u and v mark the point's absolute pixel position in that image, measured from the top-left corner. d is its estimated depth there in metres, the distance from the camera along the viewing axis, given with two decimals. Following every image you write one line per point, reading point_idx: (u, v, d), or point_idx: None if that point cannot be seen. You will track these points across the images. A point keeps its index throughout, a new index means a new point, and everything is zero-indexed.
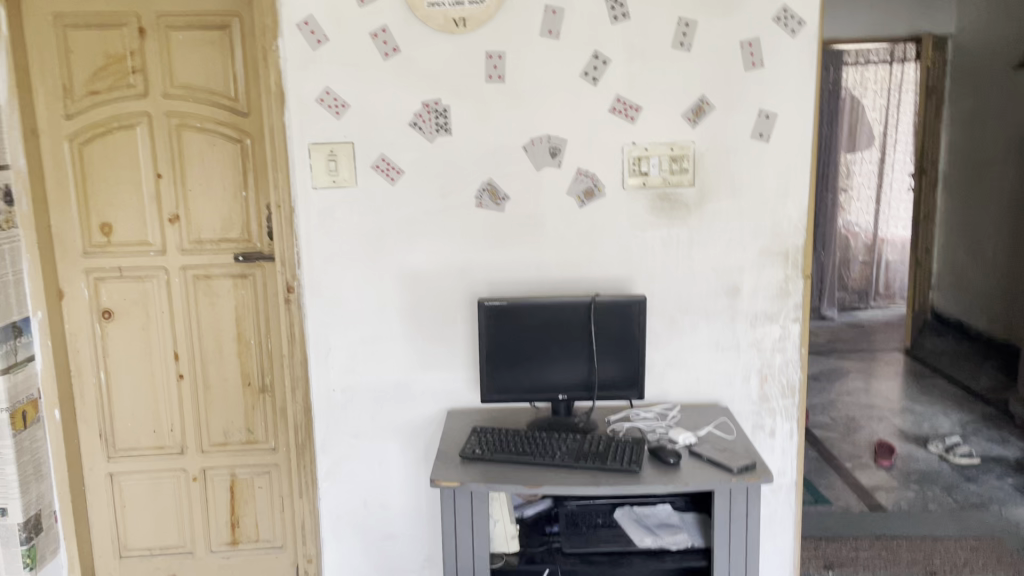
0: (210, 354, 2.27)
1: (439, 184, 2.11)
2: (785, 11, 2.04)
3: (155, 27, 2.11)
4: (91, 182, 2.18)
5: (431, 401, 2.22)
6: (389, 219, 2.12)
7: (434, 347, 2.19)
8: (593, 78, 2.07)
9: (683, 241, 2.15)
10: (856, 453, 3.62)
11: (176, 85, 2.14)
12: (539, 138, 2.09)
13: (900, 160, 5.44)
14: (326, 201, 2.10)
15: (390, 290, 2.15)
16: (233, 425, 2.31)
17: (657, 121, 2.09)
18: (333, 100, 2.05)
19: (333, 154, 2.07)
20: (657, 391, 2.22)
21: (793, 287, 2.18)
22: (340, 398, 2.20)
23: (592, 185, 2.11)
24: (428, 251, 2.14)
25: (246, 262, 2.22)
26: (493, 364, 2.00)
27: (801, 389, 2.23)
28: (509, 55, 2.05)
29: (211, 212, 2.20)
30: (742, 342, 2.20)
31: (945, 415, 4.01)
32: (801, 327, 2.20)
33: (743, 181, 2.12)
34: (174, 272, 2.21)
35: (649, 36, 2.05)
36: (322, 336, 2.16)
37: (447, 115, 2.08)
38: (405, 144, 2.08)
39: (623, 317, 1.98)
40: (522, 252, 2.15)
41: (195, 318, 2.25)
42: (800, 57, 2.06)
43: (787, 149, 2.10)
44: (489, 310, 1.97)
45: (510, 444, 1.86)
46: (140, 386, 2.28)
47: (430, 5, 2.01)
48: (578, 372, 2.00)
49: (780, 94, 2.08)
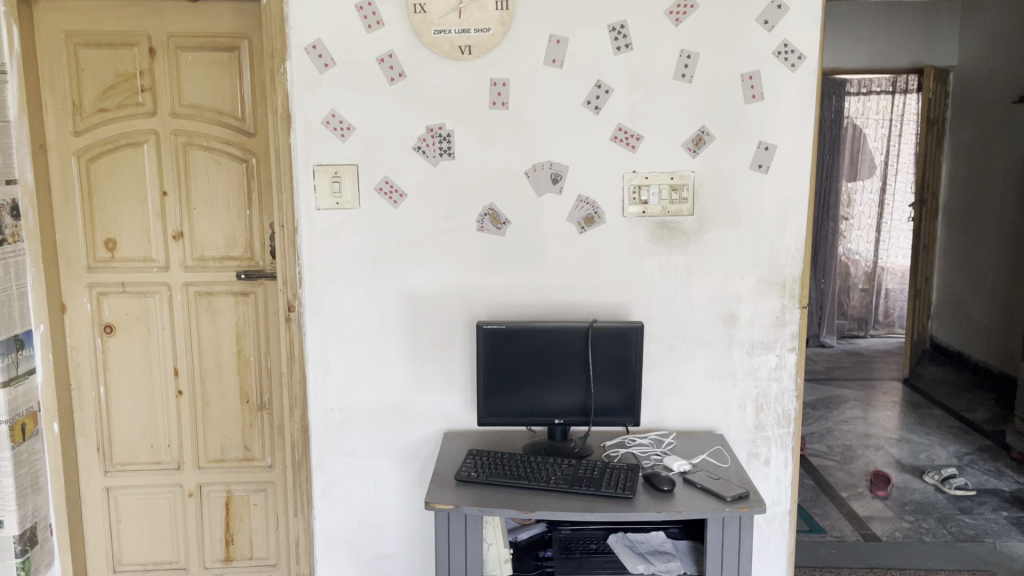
0: (209, 371, 2.29)
1: (441, 208, 2.13)
2: (785, 46, 2.07)
3: (165, 47, 2.15)
4: (97, 198, 2.20)
5: (428, 422, 2.23)
6: (390, 241, 2.14)
7: (432, 369, 2.20)
8: (595, 106, 2.10)
9: (681, 269, 2.17)
10: (852, 482, 3.62)
11: (184, 105, 2.17)
12: (541, 164, 2.12)
13: (900, 190, 5.49)
14: (329, 221, 2.12)
15: (390, 311, 2.17)
16: (230, 442, 2.32)
17: (658, 151, 2.12)
18: (338, 123, 2.08)
19: (337, 175, 2.10)
20: (653, 417, 2.24)
21: (790, 316, 2.19)
22: (337, 417, 2.21)
23: (592, 211, 2.14)
24: (429, 274, 2.16)
25: (248, 280, 2.24)
26: (490, 387, 2.01)
27: (796, 419, 2.24)
28: (513, 83, 2.08)
29: (214, 230, 2.23)
30: (739, 370, 2.22)
31: (941, 446, 4.01)
32: (797, 357, 2.21)
33: (742, 211, 2.14)
34: (176, 288, 2.24)
35: (652, 67, 2.08)
36: (322, 355, 2.18)
37: (451, 140, 2.10)
38: (408, 167, 2.11)
39: (621, 344, 1.99)
40: (521, 276, 2.17)
41: (196, 335, 2.27)
42: (800, 91, 2.09)
43: (786, 181, 2.13)
44: (488, 333, 1.99)
45: (505, 468, 1.87)
46: (139, 401, 2.29)
47: (437, 32, 2.04)
48: (574, 397, 2.02)
49: (779, 126, 2.11)
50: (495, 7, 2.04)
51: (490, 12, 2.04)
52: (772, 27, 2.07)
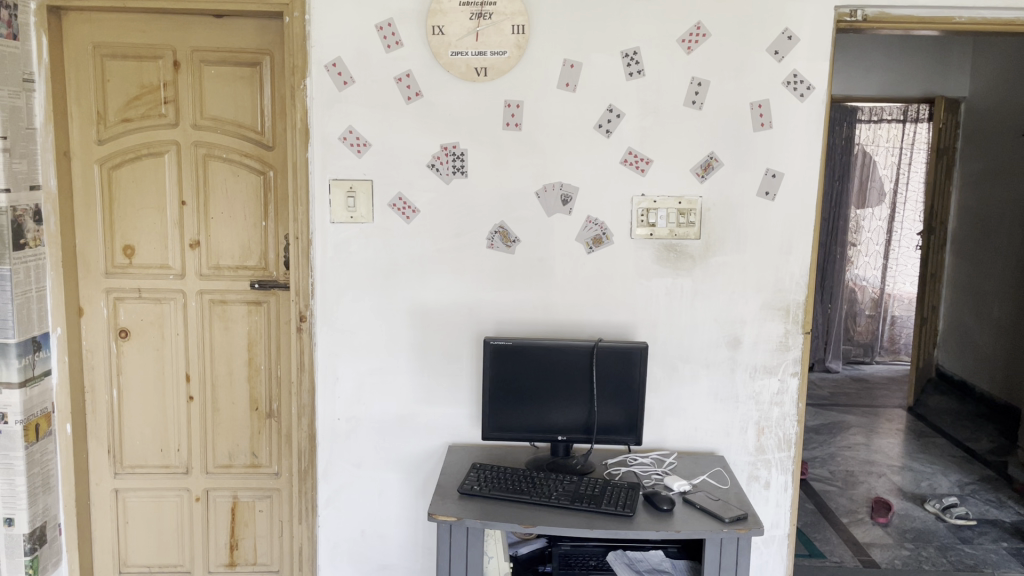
0: (220, 378, 2.33)
1: (452, 224, 2.18)
2: (796, 76, 2.12)
3: (189, 61, 2.20)
4: (117, 205, 2.25)
5: (433, 435, 2.26)
6: (402, 255, 2.18)
7: (440, 382, 2.24)
8: (606, 130, 2.14)
9: (687, 292, 2.21)
10: (852, 508, 3.63)
11: (206, 117, 2.22)
12: (552, 185, 2.16)
13: (909, 219, 5.56)
14: (343, 235, 2.17)
15: (399, 323, 2.21)
16: (238, 448, 2.36)
17: (667, 175, 2.16)
18: (355, 139, 2.13)
19: (352, 190, 2.14)
20: (656, 437, 2.26)
21: (793, 341, 2.22)
22: (344, 427, 2.25)
23: (601, 232, 2.18)
24: (439, 288, 2.20)
25: (261, 289, 2.29)
26: (496, 401, 2.05)
27: (797, 442, 2.27)
28: (526, 105, 2.13)
29: (231, 240, 2.27)
30: (741, 393, 2.25)
31: (943, 475, 4.02)
32: (799, 382, 2.24)
33: (748, 236, 2.18)
34: (191, 295, 2.28)
35: (663, 93, 2.13)
36: (331, 365, 2.22)
37: (464, 159, 2.15)
38: (422, 184, 2.16)
39: (625, 364, 2.03)
40: (529, 293, 2.21)
41: (209, 342, 2.31)
42: (808, 120, 2.13)
43: (792, 208, 2.17)
44: (495, 349, 2.03)
45: (507, 482, 1.90)
46: (150, 405, 2.34)
47: (454, 53, 2.10)
48: (578, 414, 2.05)
49: (787, 154, 2.15)
50: (512, 31, 2.09)
51: (507, 36, 2.09)
52: (782, 58, 2.11)
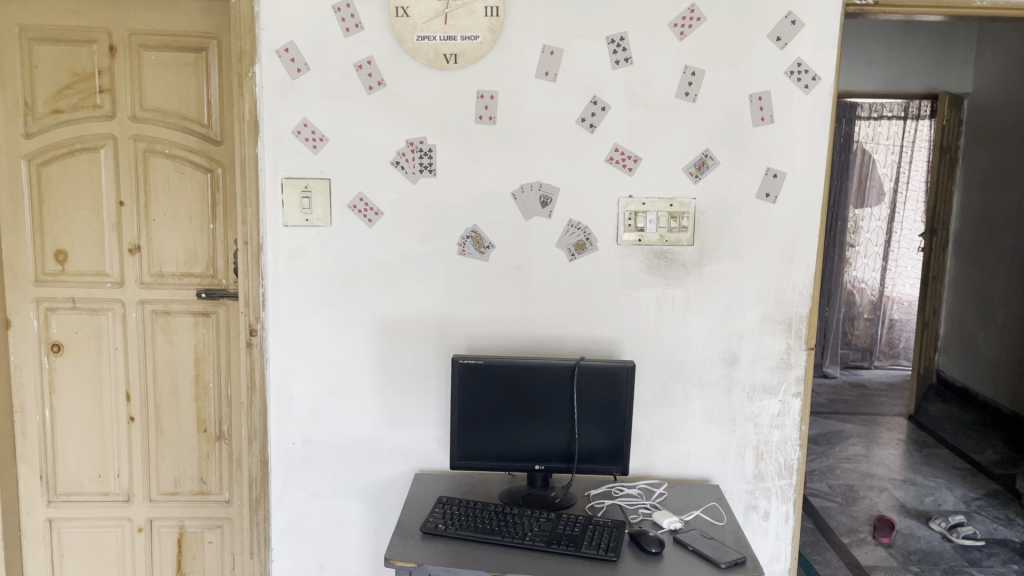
0: (165, 397, 2.11)
1: (419, 228, 1.96)
2: (799, 65, 1.91)
3: (126, 45, 1.98)
4: (48, 206, 2.03)
5: (398, 461, 2.05)
6: (363, 262, 1.97)
7: (406, 402, 2.03)
8: (590, 125, 1.93)
9: (678, 304, 2.00)
10: (853, 527, 3.43)
11: (146, 108, 2.00)
12: (530, 185, 1.95)
13: (909, 219, 5.36)
14: (297, 239, 1.95)
15: (361, 337, 2.00)
16: (184, 474, 2.14)
17: (657, 174, 1.95)
18: (310, 133, 1.92)
19: (308, 190, 1.93)
20: (644, 463, 2.05)
21: (796, 358, 2.02)
22: (300, 452, 2.03)
23: (584, 238, 1.96)
24: (404, 299, 1.99)
25: (208, 299, 2.07)
26: (466, 426, 1.84)
27: (799, 469, 2.06)
28: (501, 96, 1.92)
29: (175, 245, 2.05)
30: (738, 415, 2.04)
31: (949, 490, 3.82)
32: (802, 403, 2.03)
33: (747, 242, 1.97)
34: (131, 306, 2.06)
35: (653, 84, 1.92)
36: (284, 384, 2.01)
37: (432, 155, 1.94)
38: (385, 184, 1.94)
39: (610, 385, 1.82)
40: (504, 305, 2.00)
41: (151, 357, 2.09)
42: (812, 114, 1.92)
43: (794, 212, 1.96)
44: (464, 368, 1.81)
45: (476, 520, 1.69)
46: (86, 428, 2.11)
47: (420, 38, 1.88)
48: (558, 440, 1.84)
49: (789, 152, 1.94)
50: (485, 14, 1.88)
51: (479, 19, 1.88)
52: (784, 45, 1.90)
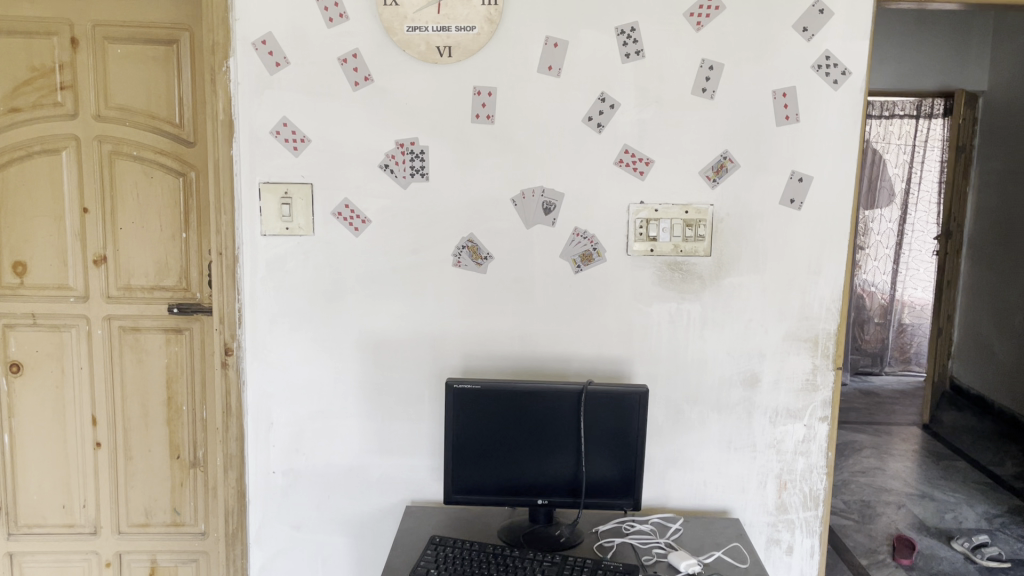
0: (134, 421, 1.94)
1: (411, 237, 1.79)
2: (828, 58, 1.74)
3: (89, 38, 1.81)
4: (5, 214, 1.86)
5: (388, 491, 1.88)
6: (350, 275, 1.80)
7: (397, 427, 1.86)
8: (597, 124, 1.76)
9: (694, 320, 1.82)
10: (872, 547, 3.25)
11: (111, 106, 1.83)
12: (532, 190, 1.77)
13: (921, 221, 5.18)
14: (277, 249, 1.78)
15: (347, 357, 1.83)
16: (157, 504, 1.97)
17: (672, 178, 1.78)
18: (291, 134, 1.75)
19: (288, 196, 1.76)
20: (657, 494, 1.88)
21: (822, 380, 1.84)
22: (281, 482, 1.86)
23: (591, 248, 1.79)
24: (394, 315, 1.82)
25: (181, 314, 1.90)
26: (461, 457, 1.66)
27: (826, 500, 1.89)
28: (500, 92, 1.74)
29: (145, 255, 1.88)
30: (760, 442, 1.86)
31: (969, 506, 3.64)
32: (829, 428, 1.86)
33: (769, 253, 1.80)
34: (96, 322, 1.89)
35: (667, 79, 1.74)
36: (263, 407, 1.84)
37: (424, 158, 1.76)
38: (372, 189, 1.77)
39: (621, 411, 1.64)
40: (505, 321, 1.83)
41: (119, 378, 1.92)
42: (842, 113, 1.75)
43: (821, 220, 1.79)
44: (458, 393, 1.64)
45: (471, 564, 1.51)
46: (48, 454, 1.94)
47: (411, 29, 1.71)
48: (563, 472, 1.66)
49: (816, 154, 1.77)
50: (481, 2, 1.70)
51: (475, 7, 1.70)
52: (811, 36, 1.73)
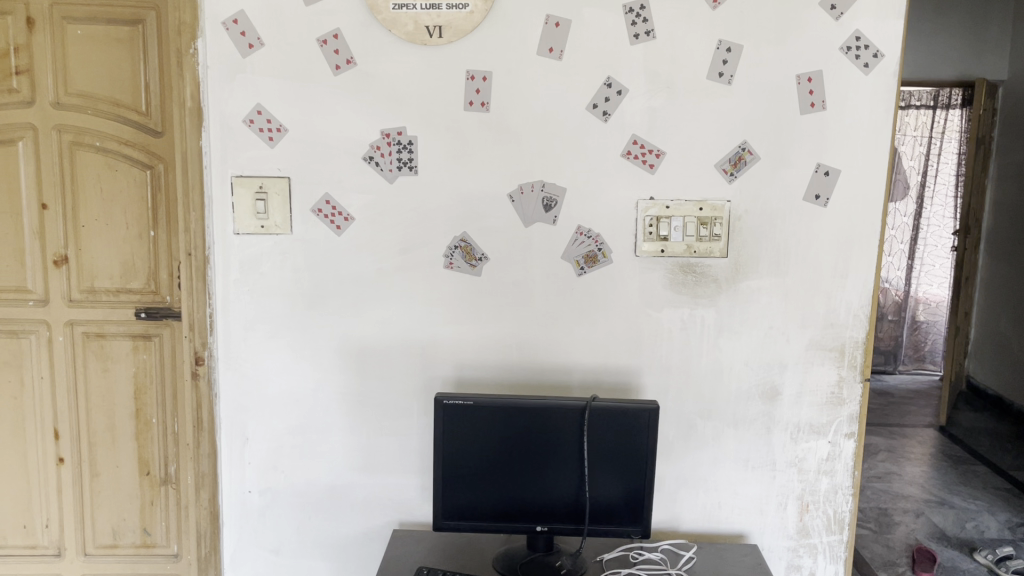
0: (99, 435, 1.78)
1: (398, 236, 1.63)
2: (858, 39, 1.57)
3: (47, 17, 1.65)
4: None
5: (375, 512, 1.73)
6: (331, 277, 1.64)
7: (384, 443, 1.70)
8: (603, 112, 1.59)
9: (709, 327, 1.66)
10: (891, 559, 3.08)
11: (71, 93, 1.68)
12: (531, 185, 1.61)
13: (938, 215, 5.01)
14: (251, 250, 1.63)
15: (328, 367, 1.67)
16: (125, 524, 1.82)
17: (684, 171, 1.61)
18: (266, 122, 1.59)
19: (263, 190, 1.60)
20: (667, 516, 1.72)
21: (849, 393, 1.69)
22: (258, 502, 1.71)
23: (596, 248, 1.63)
24: (380, 321, 1.66)
25: (149, 320, 1.75)
26: (452, 479, 1.51)
27: (851, 523, 1.73)
28: (496, 77, 1.58)
29: (109, 255, 1.73)
30: (780, 460, 1.71)
31: (991, 514, 3.48)
32: (855, 446, 1.70)
33: (792, 254, 1.64)
34: (57, 328, 1.74)
35: (680, 63, 1.58)
36: (237, 421, 1.69)
37: (412, 149, 1.60)
38: (356, 184, 1.61)
39: (628, 430, 1.48)
40: (501, 329, 1.67)
41: (82, 388, 1.77)
42: (873, 100, 1.59)
43: (849, 217, 1.63)
44: (448, 410, 1.48)
45: None
46: (8, 471, 1.79)
47: (397, 7, 1.55)
48: (565, 496, 1.51)
49: (843, 145, 1.60)
50: None
51: None
52: (840, 15, 1.56)
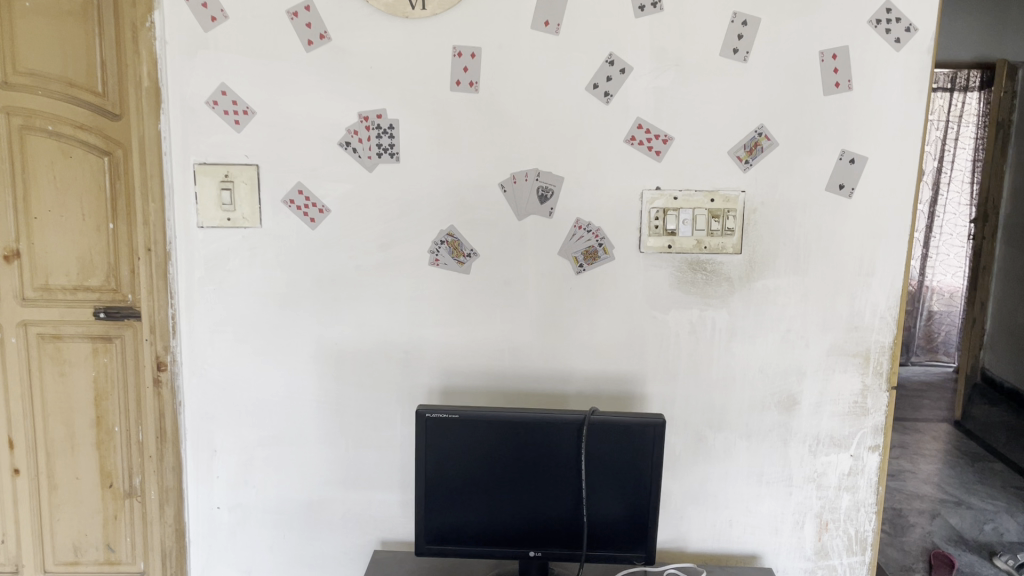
0: (57, 445, 1.65)
1: (379, 230, 1.48)
2: (889, 12, 1.41)
3: None
4: None
5: (356, 531, 1.59)
6: (306, 276, 1.49)
7: (364, 455, 1.56)
8: (604, 93, 1.44)
9: (720, 330, 1.51)
10: (904, 565, 2.89)
11: (20, 72, 1.53)
12: (525, 173, 1.46)
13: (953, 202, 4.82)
14: (217, 245, 1.48)
15: (303, 373, 1.53)
16: (87, 541, 1.69)
17: (695, 159, 1.46)
18: (231, 104, 1.44)
19: (229, 179, 1.45)
20: (673, 536, 1.58)
21: (873, 403, 1.54)
22: (228, 519, 1.58)
23: (596, 244, 1.48)
24: (359, 323, 1.51)
25: (109, 320, 1.61)
26: (436, 500, 1.37)
27: (874, 543, 1.59)
28: (485, 53, 1.43)
29: (65, 250, 1.59)
30: (797, 475, 1.56)
31: (1010, 515, 3.32)
32: (880, 460, 1.55)
33: (813, 250, 1.48)
34: (10, 328, 1.62)
35: (690, 37, 1.42)
36: (204, 432, 1.55)
37: (393, 134, 1.45)
38: (332, 172, 1.46)
39: (631, 446, 1.33)
40: (493, 332, 1.52)
41: (38, 394, 1.64)
42: (904, 79, 1.43)
43: (876, 209, 1.47)
44: (431, 424, 1.34)
45: None
46: None
47: None
48: (560, 517, 1.37)
49: (871, 129, 1.45)
50: None
51: None
52: None
